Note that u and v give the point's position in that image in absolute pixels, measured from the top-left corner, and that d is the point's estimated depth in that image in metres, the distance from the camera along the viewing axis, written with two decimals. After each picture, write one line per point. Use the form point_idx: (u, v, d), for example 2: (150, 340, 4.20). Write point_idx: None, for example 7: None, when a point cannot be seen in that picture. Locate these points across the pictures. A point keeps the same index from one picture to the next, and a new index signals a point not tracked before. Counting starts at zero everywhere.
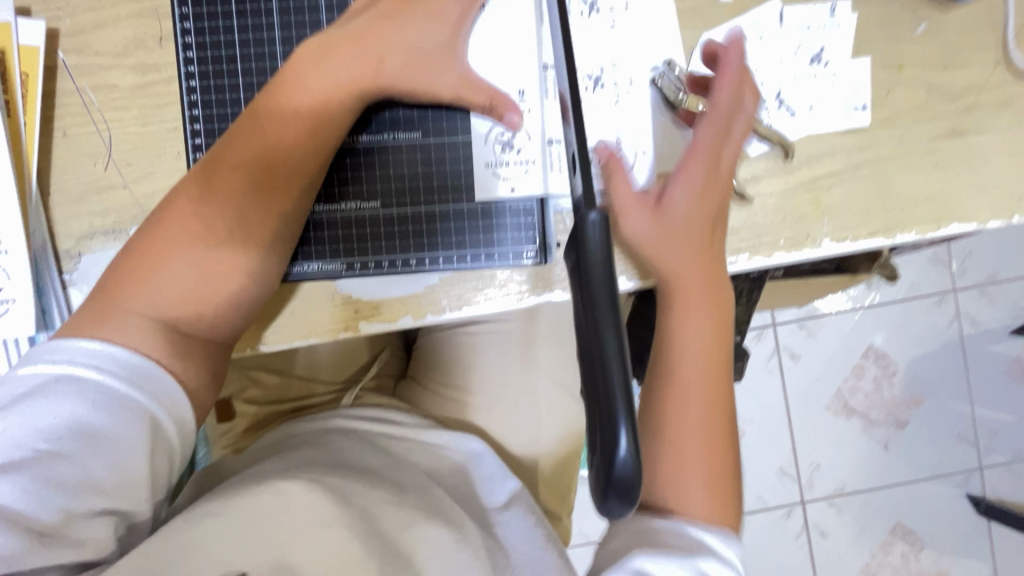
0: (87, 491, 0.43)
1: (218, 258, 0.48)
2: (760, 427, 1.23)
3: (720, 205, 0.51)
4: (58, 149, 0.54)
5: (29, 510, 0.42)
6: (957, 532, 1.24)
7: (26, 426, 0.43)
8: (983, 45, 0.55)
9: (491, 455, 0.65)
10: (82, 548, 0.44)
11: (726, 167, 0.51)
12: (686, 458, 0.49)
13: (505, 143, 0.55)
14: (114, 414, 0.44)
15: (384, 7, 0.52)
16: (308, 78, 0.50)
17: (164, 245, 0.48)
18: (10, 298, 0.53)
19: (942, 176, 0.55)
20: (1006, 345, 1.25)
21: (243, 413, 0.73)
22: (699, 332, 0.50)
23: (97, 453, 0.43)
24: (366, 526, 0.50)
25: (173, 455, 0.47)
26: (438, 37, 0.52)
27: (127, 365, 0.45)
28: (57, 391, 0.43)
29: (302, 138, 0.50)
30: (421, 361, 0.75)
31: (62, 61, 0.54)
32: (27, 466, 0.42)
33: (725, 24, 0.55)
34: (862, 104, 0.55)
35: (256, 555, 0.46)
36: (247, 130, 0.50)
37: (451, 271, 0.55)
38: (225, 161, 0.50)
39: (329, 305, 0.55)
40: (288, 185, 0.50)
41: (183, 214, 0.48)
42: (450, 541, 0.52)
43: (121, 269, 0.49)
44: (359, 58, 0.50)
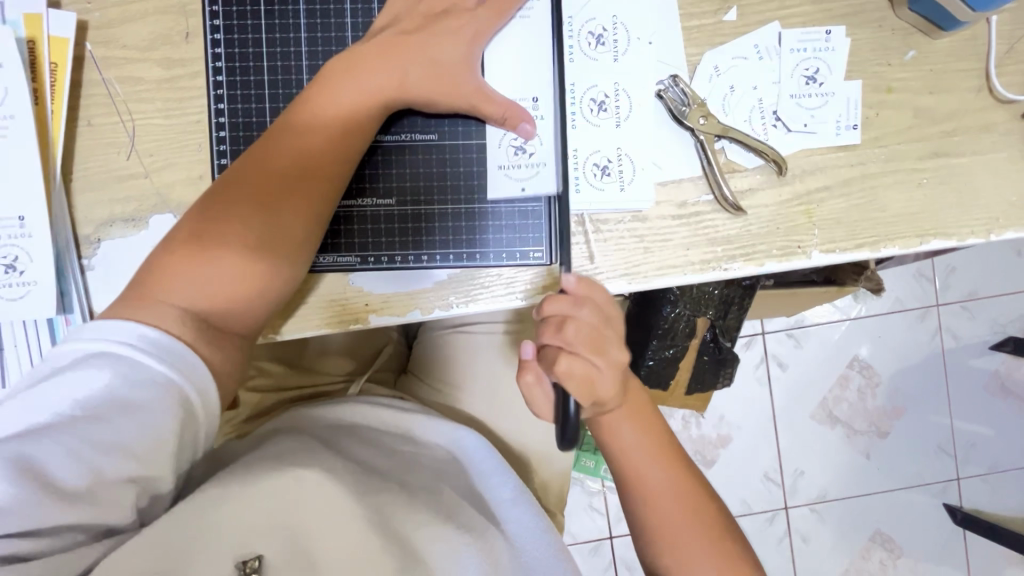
0: (114, 458, 0.44)
1: (249, 253, 0.50)
2: (747, 433, 1.26)
3: (615, 335, 0.49)
4: (82, 137, 0.56)
5: (60, 473, 0.43)
6: (934, 540, 1.28)
7: (63, 397, 0.44)
8: (966, 73, 0.59)
9: (487, 450, 0.65)
10: (105, 512, 0.45)
11: (611, 318, 0.50)
12: (675, 536, 0.56)
13: (518, 153, 0.57)
14: (148, 390, 0.46)
15: (406, 25, 0.54)
16: (340, 87, 0.52)
17: (194, 240, 0.50)
18: (31, 281, 0.54)
19: (925, 194, 0.58)
20: (984, 360, 1.29)
21: (247, 400, 0.73)
22: (670, 478, 0.57)
23: (127, 421, 0.45)
24: (380, 523, 0.54)
25: (196, 436, 0.49)
26: (460, 51, 0.54)
27: (156, 344, 0.47)
28: (91, 365, 0.45)
29: (334, 142, 0.52)
30: (422, 358, 0.77)
31: (90, 52, 0.56)
32: (61, 432, 0.44)
33: (727, 42, 0.58)
34: (851, 124, 0.58)
35: (273, 543, 0.50)
36: (282, 133, 0.52)
37: (460, 268, 0.57)
38: (261, 162, 0.52)
39: (341, 298, 0.57)
40: (316, 186, 0.52)
41: (221, 211, 0.51)
42: (456, 541, 0.54)
43: (157, 262, 0.50)
44: (384, 70, 0.53)
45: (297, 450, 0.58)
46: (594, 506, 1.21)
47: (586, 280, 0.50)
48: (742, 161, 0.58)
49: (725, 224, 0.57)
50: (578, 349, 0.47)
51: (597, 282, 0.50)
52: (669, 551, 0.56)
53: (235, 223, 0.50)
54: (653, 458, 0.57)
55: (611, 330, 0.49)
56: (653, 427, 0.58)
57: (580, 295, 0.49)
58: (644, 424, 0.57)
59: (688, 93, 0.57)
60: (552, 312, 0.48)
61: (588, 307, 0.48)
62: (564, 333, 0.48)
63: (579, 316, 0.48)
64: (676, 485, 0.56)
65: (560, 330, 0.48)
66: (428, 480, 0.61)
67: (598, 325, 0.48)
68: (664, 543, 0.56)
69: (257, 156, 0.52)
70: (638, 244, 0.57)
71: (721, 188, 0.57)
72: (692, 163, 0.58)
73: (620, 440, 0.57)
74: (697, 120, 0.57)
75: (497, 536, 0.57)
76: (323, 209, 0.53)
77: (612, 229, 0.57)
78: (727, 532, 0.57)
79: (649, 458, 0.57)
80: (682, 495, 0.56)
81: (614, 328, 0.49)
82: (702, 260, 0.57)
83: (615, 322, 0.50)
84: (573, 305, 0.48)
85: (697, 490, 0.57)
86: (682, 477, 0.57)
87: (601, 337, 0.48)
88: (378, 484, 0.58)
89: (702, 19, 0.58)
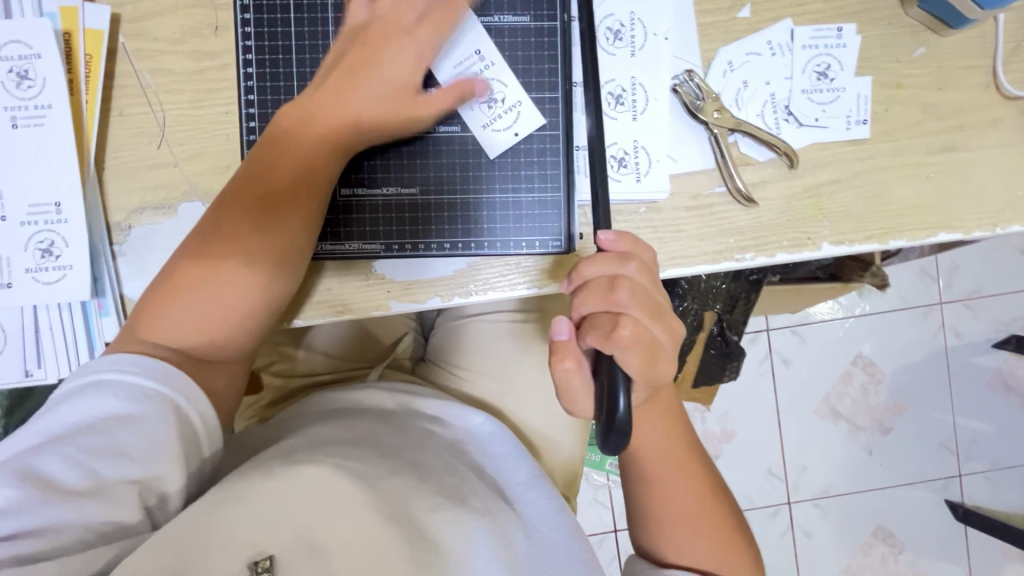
0: (121, 463, 0.47)
1: (224, 294, 0.53)
2: (752, 428, 1.28)
3: (663, 296, 0.50)
4: (114, 127, 0.57)
5: (69, 481, 0.46)
6: (935, 536, 1.30)
7: (69, 417, 0.48)
8: (975, 70, 0.60)
9: (501, 436, 0.69)
10: (113, 513, 0.47)
11: (657, 281, 0.51)
12: (685, 531, 0.57)
13: (492, 110, 0.58)
14: (140, 402, 0.49)
15: (348, 61, 0.54)
16: (301, 132, 0.54)
17: (183, 282, 0.53)
18: (66, 265, 0.56)
19: (932, 188, 0.60)
20: (987, 357, 1.31)
21: (269, 385, 0.77)
22: (684, 475, 0.58)
23: (128, 432, 0.48)
24: (392, 509, 0.53)
25: (198, 441, 0.52)
26: (411, 76, 0.55)
27: (148, 367, 0.50)
28: (93, 388, 0.49)
29: (300, 184, 0.54)
30: (439, 345, 0.79)
31: (123, 45, 0.57)
32: (67, 447, 0.47)
33: (741, 38, 0.59)
34: (862, 119, 0.60)
35: (283, 538, 0.50)
36: (250, 179, 0.54)
37: (481, 256, 0.59)
38: (230, 209, 0.53)
39: (364, 284, 0.59)
40: (282, 228, 0.54)
41: (192, 258, 0.53)
42: (469, 524, 0.54)
43: (143, 305, 0.54)
44: (340, 102, 0.54)
45: (314, 443, 0.59)
46: (599, 499, 1.22)
47: (629, 239, 0.51)
48: (754, 154, 0.59)
49: (737, 216, 0.59)
50: (633, 311, 0.48)
51: (640, 243, 0.52)
52: (677, 547, 0.57)
53: (220, 264, 0.53)
54: (672, 455, 0.58)
55: (659, 292, 0.50)
56: (673, 424, 0.58)
57: (628, 256, 0.49)
58: (665, 420, 0.58)
59: (703, 88, 0.59)
60: (600, 275, 0.49)
61: (639, 268, 0.49)
62: (615, 295, 0.48)
63: (630, 277, 0.49)
64: (690, 483, 0.58)
65: (613, 293, 0.48)
66: (443, 463, 0.62)
67: (645, 285, 0.49)
68: (673, 538, 0.57)
69: (224, 203, 0.54)
70: (652, 234, 0.59)
71: (733, 179, 0.58)
72: (706, 156, 0.59)
73: (642, 436, 0.57)
74: (711, 114, 0.58)
75: (512, 520, 0.59)
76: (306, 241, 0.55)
77: (628, 220, 0.59)
78: (732, 528, 0.59)
79: (668, 455, 0.57)
80: (695, 492, 0.58)
81: (661, 288, 0.51)
82: (714, 250, 0.59)
83: (659, 283, 0.51)
84: (619, 263, 0.49)
85: (708, 487, 0.59)
86: (696, 475, 0.58)
87: (653, 301, 0.49)
88: (389, 467, 0.58)
89: (716, 15, 0.59)
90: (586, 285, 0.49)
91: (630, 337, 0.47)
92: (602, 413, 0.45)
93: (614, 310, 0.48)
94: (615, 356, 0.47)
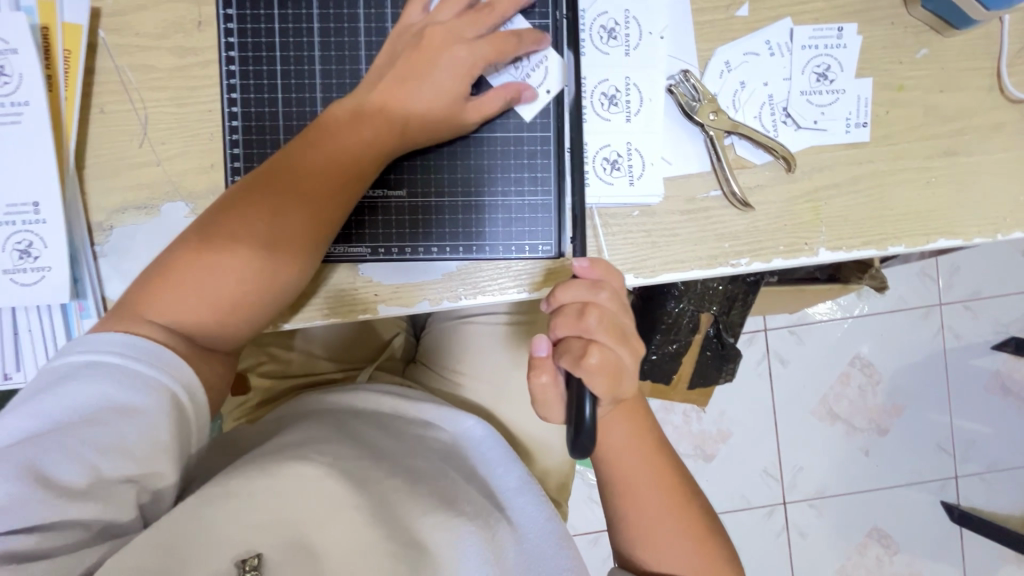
0: (114, 457, 0.44)
1: (236, 285, 0.50)
2: (748, 428, 1.27)
3: (632, 324, 0.50)
4: (95, 125, 0.56)
5: (60, 475, 0.43)
6: (930, 537, 1.29)
7: (57, 403, 0.44)
8: (978, 72, 0.59)
9: (493, 440, 0.68)
10: (106, 510, 0.45)
11: (626, 309, 0.50)
12: (657, 538, 0.56)
13: (520, 72, 0.57)
14: (138, 392, 0.46)
15: (404, 65, 0.53)
16: (342, 130, 0.52)
17: (190, 263, 0.50)
18: (45, 267, 0.55)
19: (933, 193, 0.58)
20: (986, 359, 1.30)
21: (257, 387, 0.76)
22: (655, 481, 0.57)
23: (122, 423, 0.45)
24: (382, 512, 0.53)
25: (190, 433, 0.49)
26: (453, 88, 0.53)
27: (148, 352, 0.47)
28: (85, 373, 0.45)
29: (331, 184, 0.51)
30: (429, 348, 0.78)
31: (103, 40, 0.56)
32: (56, 438, 0.44)
33: (738, 38, 0.58)
34: (861, 122, 0.58)
35: (274, 538, 0.49)
36: (281, 165, 0.52)
37: (468, 260, 0.58)
38: (255, 192, 0.51)
39: (351, 286, 0.58)
40: (306, 227, 0.51)
41: (210, 241, 0.50)
42: (459, 527, 0.53)
43: (151, 280, 0.50)
44: (381, 111, 0.52)
45: (300, 442, 0.58)
46: (594, 498, 1.22)
47: (602, 265, 0.51)
48: (751, 157, 0.58)
49: (732, 220, 0.58)
50: (601, 338, 0.48)
51: (614, 270, 0.51)
52: (651, 554, 0.57)
53: (234, 250, 0.50)
54: (641, 461, 0.57)
55: (628, 319, 0.50)
56: (641, 430, 0.58)
57: (599, 284, 0.49)
58: (633, 427, 0.58)
59: (699, 88, 0.57)
60: (571, 301, 0.49)
61: (609, 295, 0.49)
62: (584, 322, 0.48)
63: (600, 304, 0.48)
64: (661, 488, 0.57)
65: (582, 319, 0.48)
66: (433, 466, 0.61)
67: (615, 312, 0.49)
68: (647, 545, 0.57)
69: (250, 185, 0.52)
70: (646, 238, 0.57)
71: (729, 183, 0.57)
72: (701, 159, 0.58)
73: (609, 444, 0.57)
74: (707, 115, 0.57)
75: (501, 523, 0.57)
76: (318, 244, 0.52)
77: (621, 223, 0.57)
78: (709, 532, 0.57)
79: (637, 461, 0.57)
80: (667, 498, 0.57)
81: (631, 316, 0.51)
82: (708, 255, 0.58)
83: (629, 310, 0.51)
84: (590, 291, 0.49)
85: (682, 493, 0.58)
86: (667, 480, 0.57)
87: (622, 326, 0.49)
88: (378, 468, 0.57)
89: (714, 14, 0.58)
90: (558, 310, 0.49)
91: (598, 364, 0.47)
92: (570, 426, 0.46)
93: (582, 337, 0.48)
94: (584, 379, 0.47)
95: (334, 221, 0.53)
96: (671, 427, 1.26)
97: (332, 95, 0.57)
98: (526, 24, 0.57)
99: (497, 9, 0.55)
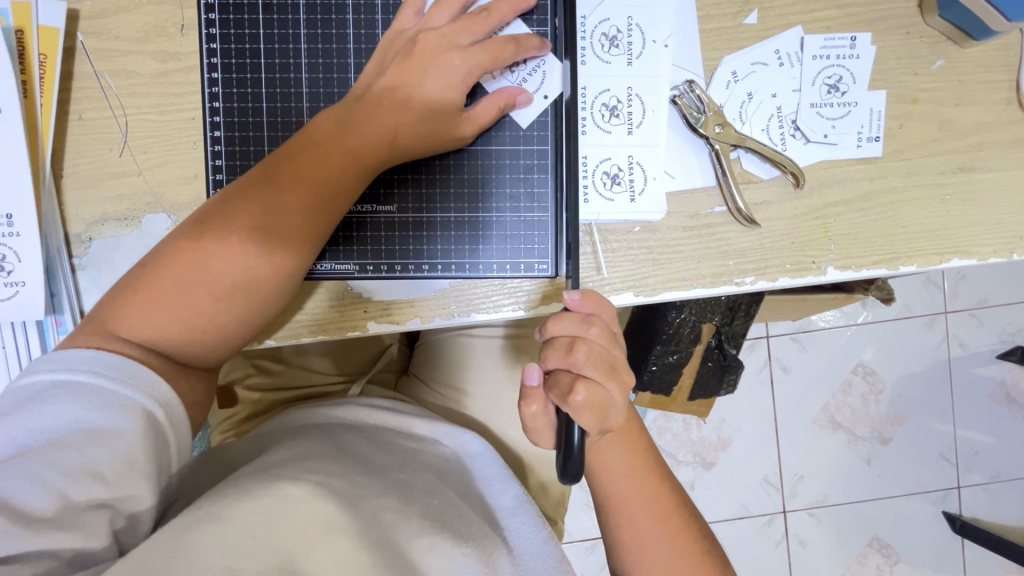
0: (86, 482, 0.42)
1: (212, 301, 0.48)
2: (748, 437, 1.25)
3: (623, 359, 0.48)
4: (73, 132, 0.53)
5: (28, 502, 0.41)
6: (932, 548, 1.27)
7: (24, 427, 0.42)
8: (997, 83, 0.56)
9: (489, 456, 0.66)
10: (76, 536, 0.42)
11: (617, 342, 0.48)
12: (656, 564, 0.54)
13: (516, 79, 0.55)
14: (112, 414, 0.43)
15: (395, 74, 0.51)
16: (327, 141, 0.50)
17: (164, 274, 0.48)
18: (20, 281, 0.53)
19: (947, 209, 0.56)
20: (991, 370, 1.27)
21: (245, 399, 0.74)
22: (652, 505, 0.55)
23: (93, 446, 0.42)
24: (376, 534, 0.50)
25: (169, 453, 0.47)
26: (445, 98, 0.51)
27: (123, 370, 0.45)
28: (55, 395, 0.43)
29: (313, 198, 0.49)
30: (423, 362, 0.76)
31: (81, 43, 0.53)
32: (23, 463, 0.41)
33: (746, 46, 0.55)
34: (873, 136, 0.56)
35: (259, 562, 0.45)
36: (262, 176, 0.49)
37: (461, 279, 0.56)
38: (234, 204, 0.49)
39: (340, 303, 0.55)
40: (286, 242, 0.49)
41: (186, 254, 0.48)
42: (455, 553, 0.51)
43: (125, 293, 0.48)
44: (368, 122, 0.50)
45: (290, 460, 0.55)
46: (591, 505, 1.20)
47: (595, 295, 0.48)
48: (757, 171, 0.55)
49: (738, 236, 0.55)
50: (590, 374, 0.46)
51: (605, 300, 0.49)
52: None
53: (210, 265, 0.48)
54: (637, 483, 0.55)
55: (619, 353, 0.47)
56: (637, 450, 0.56)
57: (589, 318, 0.47)
58: (629, 448, 0.56)
59: (704, 99, 0.55)
60: (561, 332, 0.46)
61: (599, 329, 0.46)
62: (573, 357, 0.46)
63: (590, 339, 0.46)
64: (659, 512, 0.55)
65: (571, 353, 0.46)
66: (426, 482, 0.59)
67: (606, 346, 0.47)
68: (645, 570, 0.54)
69: (230, 196, 0.49)
70: (647, 255, 0.55)
71: (734, 199, 0.55)
72: (706, 173, 0.55)
73: (604, 466, 0.55)
74: (712, 128, 0.54)
75: (497, 548, 0.55)
76: (298, 257, 0.50)
77: (621, 240, 0.55)
78: (709, 557, 0.55)
79: (633, 483, 0.55)
80: (664, 520, 0.55)
81: (622, 349, 0.48)
82: (712, 274, 0.55)
83: (620, 341, 0.49)
84: (582, 326, 0.46)
85: (680, 515, 0.55)
86: (665, 503, 0.55)
87: (612, 360, 0.47)
88: (371, 487, 0.54)
89: (721, 21, 0.55)
90: (548, 341, 0.47)
91: (585, 401, 0.45)
92: (558, 454, 0.45)
93: (570, 372, 0.46)
94: (571, 414, 0.45)
95: (317, 236, 0.50)
96: (670, 435, 1.24)
97: (318, 104, 0.55)
98: (526, 30, 0.55)
99: (494, 12, 0.52)
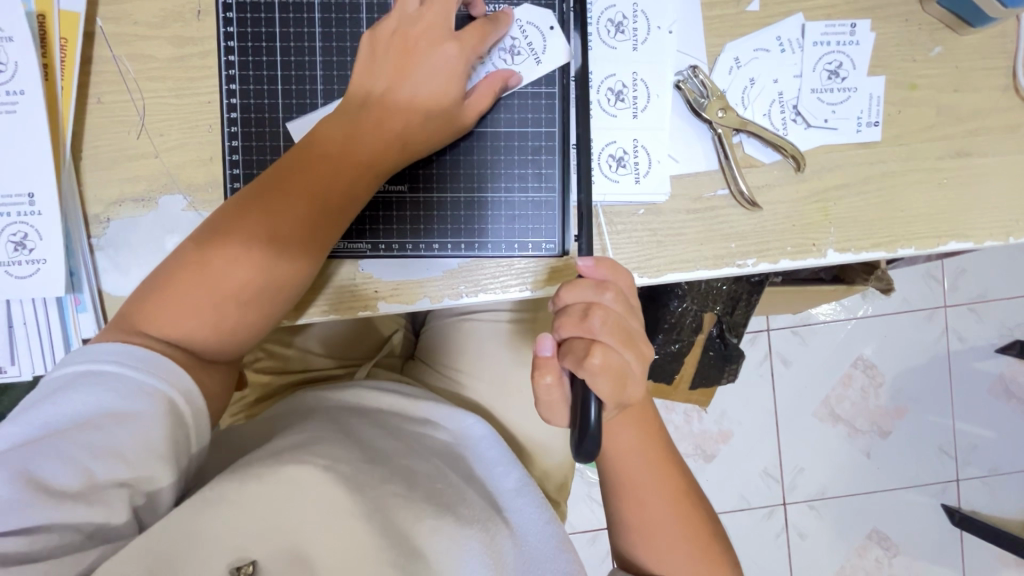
0: (109, 461, 0.44)
1: (237, 293, 0.49)
2: (748, 429, 1.26)
3: (638, 326, 0.49)
4: (93, 115, 0.55)
5: (52, 478, 0.42)
6: (931, 540, 1.28)
7: (52, 410, 0.44)
8: (993, 71, 0.57)
9: (489, 440, 0.66)
10: (98, 511, 0.43)
11: (632, 311, 0.49)
12: (664, 541, 0.55)
13: (524, 51, 0.56)
14: (134, 399, 0.45)
15: (396, 63, 0.52)
16: (339, 136, 0.51)
17: (184, 274, 0.49)
18: (42, 259, 0.54)
19: (944, 194, 0.57)
20: (990, 363, 1.29)
21: (254, 382, 0.76)
22: (661, 483, 0.56)
23: (117, 429, 0.44)
24: (381, 519, 0.51)
25: (187, 439, 0.48)
26: (447, 82, 0.52)
27: (142, 360, 0.46)
28: (82, 382, 0.45)
29: (331, 190, 0.50)
30: (429, 346, 0.78)
31: (101, 29, 0.55)
32: (50, 443, 0.43)
33: (748, 33, 0.57)
34: (873, 121, 0.57)
35: (267, 545, 0.48)
36: (279, 175, 0.51)
37: (469, 258, 0.57)
38: (254, 202, 0.50)
39: (351, 284, 0.57)
40: (307, 234, 0.50)
41: (209, 252, 0.49)
42: (456, 534, 0.52)
43: (150, 294, 0.50)
44: (378, 113, 0.51)
45: (299, 443, 0.55)
46: (592, 495, 1.21)
47: (609, 262, 0.50)
48: (759, 156, 0.57)
49: (740, 220, 0.56)
50: (605, 339, 0.47)
51: (619, 267, 0.51)
52: (656, 555, 0.56)
53: (233, 260, 0.49)
54: (648, 462, 0.56)
55: (633, 320, 0.49)
56: (650, 431, 0.57)
57: (604, 286, 0.48)
58: (642, 427, 0.57)
59: (707, 85, 0.56)
60: (576, 300, 0.48)
61: (614, 297, 0.48)
62: (588, 323, 0.47)
63: (605, 304, 0.48)
64: (668, 489, 0.56)
65: (586, 320, 0.47)
66: (430, 467, 0.59)
67: (621, 314, 0.48)
68: (653, 546, 0.56)
69: (248, 195, 0.50)
70: (650, 238, 0.56)
71: (736, 183, 0.56)
72: (709, 157, 0.57)
73: (616, 445, 0.56)
74: (716, 112, 0.56)
75: (500, 529, 0.56)
76: (320, 248, 0.51)
77: (625, 222, 0.56)
78: (712, 535, 0.57)
79: (644, 462, 0.56)
80: (672, 498, 0.56)
81: (638, 317, 0.49)
82: (715, 256, 0.57)
83: (637, 310, 0.50)
84: (595, 292, 0.48)
85: (687, 495, 0.57)
86: (673, 482, 0.57)
87: (628, 328, 0.48)
88: (377, 471, 0.55)
89: (724, 8, 0.56)
90: (564, 310, 0.49)
91: (602, 365, 0.46)
92: (575, 430, 0.46)
93: (585, 337, 0.47)
94: (588, 381, 0.46)
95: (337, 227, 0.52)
96: (671, 426, 1.26)
97: (332, 87, 0.56)
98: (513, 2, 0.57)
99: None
